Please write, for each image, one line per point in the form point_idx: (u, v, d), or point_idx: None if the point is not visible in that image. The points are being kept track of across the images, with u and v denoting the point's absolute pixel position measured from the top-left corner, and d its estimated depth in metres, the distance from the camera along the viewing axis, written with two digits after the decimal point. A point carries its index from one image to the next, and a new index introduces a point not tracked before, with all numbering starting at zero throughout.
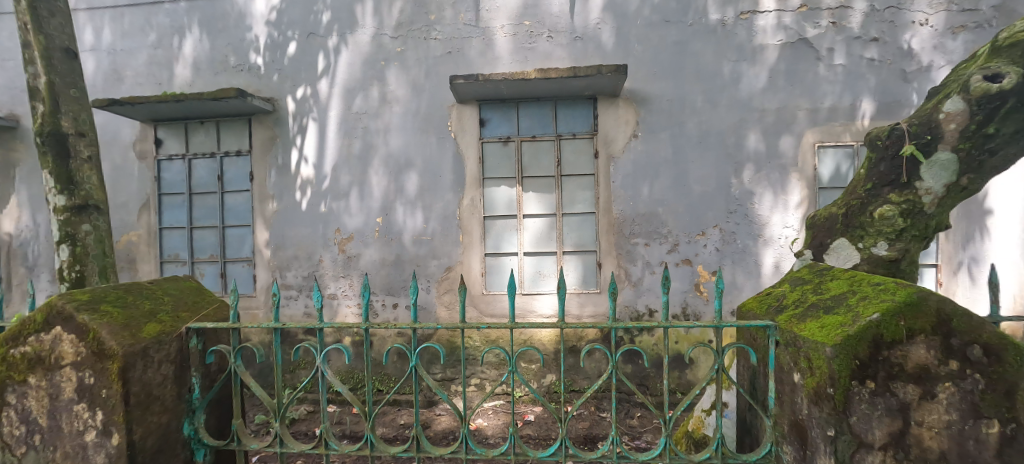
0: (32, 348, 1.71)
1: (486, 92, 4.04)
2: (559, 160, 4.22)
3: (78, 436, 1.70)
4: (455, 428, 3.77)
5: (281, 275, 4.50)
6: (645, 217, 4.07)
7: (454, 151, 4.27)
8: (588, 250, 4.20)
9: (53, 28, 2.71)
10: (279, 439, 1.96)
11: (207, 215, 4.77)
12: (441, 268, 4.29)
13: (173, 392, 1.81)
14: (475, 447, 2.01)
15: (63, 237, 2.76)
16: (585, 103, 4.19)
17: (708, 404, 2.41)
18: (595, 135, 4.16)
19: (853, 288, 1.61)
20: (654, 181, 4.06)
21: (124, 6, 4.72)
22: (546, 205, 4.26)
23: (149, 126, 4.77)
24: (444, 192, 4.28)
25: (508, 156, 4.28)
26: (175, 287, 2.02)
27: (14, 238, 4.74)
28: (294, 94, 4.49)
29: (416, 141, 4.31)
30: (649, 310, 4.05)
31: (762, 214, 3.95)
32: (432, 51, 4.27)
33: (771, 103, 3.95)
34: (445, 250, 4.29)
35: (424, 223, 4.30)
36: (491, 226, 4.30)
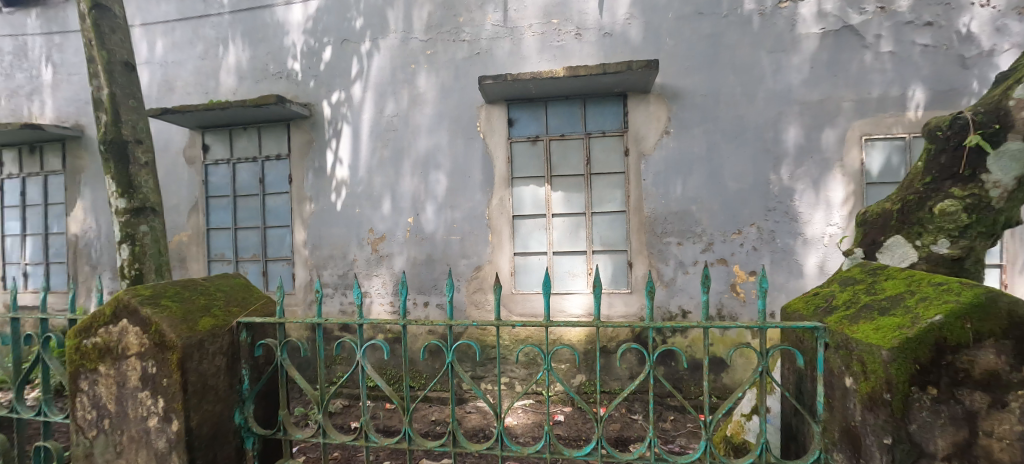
0: (101, 339, 1.85)
1: (515, 91, 4.06)
2: (588, 158, 4.21)
3: (142, 421, 1.82)
4: (486, 426, 3.82)
5: (319, 274, 4.67)
6: (678, 215, 4.01)
7: (482, 151, 4.32)
8: (618, 249, 4.17)
9: (114, 44, 2.89)
10: (322, 430, 2.04)
11: (250, 216, 4.98)
12: (471, 268, 4.35)
13: (225, 382, 1.91)
14: (510, 444, 2.02)
15: (124, 237, 2.95)
16: (614, 100, 4.16)
17: (748, 409, 2.37)
18: (626, 133, 4.12)
19: (910, 288, 1.56)
20: (687, 177, 4.00)
21: (174, 20, 4.99)
22: (576, 205, 4.24)
23: (197, 133, 5.03)
24: (473, 192, 4.33)
25: (537, 155, 4.30)
26: (225, 283, 2.13)
27: (79, 239, 5.09)
28: (330, 98, 4.64)
29: (446, 141, 4.38)
30: (682, 311, 3.99)
31: (802, 212, 3.83)
32: (460, 52, 4.33)
33: (814, 95, 3.82)
34: (474, 250, 4.34)
35: (455, 223, 4.36)
36: (519, 226, 4.32)
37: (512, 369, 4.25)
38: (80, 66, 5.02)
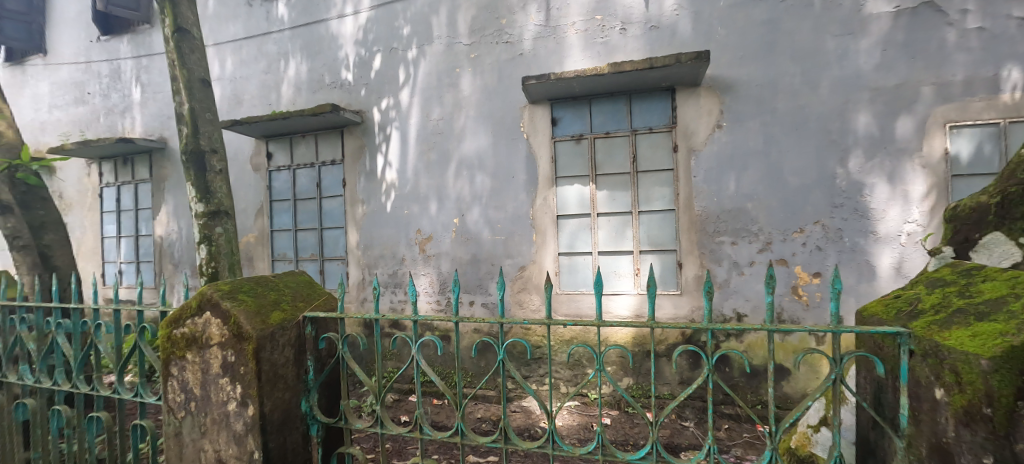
0: (188, 329, 2.06)
1: (557, 90, 4.09)
2: (634, 156, 4.18)
3: (222, 405, 2.01)
4: (532, 426, 3.89)
5: (370, 272, 4.90)
6: (732, 213, 3.92)
7: (527, 151, 4.39)
8: (666, 249, 4.11)
9: (193, 62, 3.18)
10: (380, 421, 2.15)
11: (308, 218, 5.29)
12: (516, 268, 4.42)
13: (294, 372, 2.08)
14: (562, 444, 1.99)
15: (202, 238, 3.25)
16: (662, 95, 4.12)
17: (816, 421, 2.33)
18: (674, 128, 4.07)
19: (1016, 292, 1.32)
20: (742, 173, 3.90)
21: (241, 39, 5.43)
22: (622, 204, 4.22)
23: (262, 142, 5.42)
24: (518, 192, 4.41)
25: (581, 154, 4.31)
26: (292, 279, 2.30)
27: (164, 241, 5.60)
28: (379, 105, 4.85)
29: (491, 142, 4.48)
30: (737, 314, 3.89)
31: (875, 208, 3.61)
32: (502, 54, 4.42)
33: (887, 80, 3.60)
34: (519, 249, 4.41)
35: (500, 223, 4.45)
36: (564, 225, 4.35)
37: (555, 371, 4.29)
38: (162, 83, 5.53)
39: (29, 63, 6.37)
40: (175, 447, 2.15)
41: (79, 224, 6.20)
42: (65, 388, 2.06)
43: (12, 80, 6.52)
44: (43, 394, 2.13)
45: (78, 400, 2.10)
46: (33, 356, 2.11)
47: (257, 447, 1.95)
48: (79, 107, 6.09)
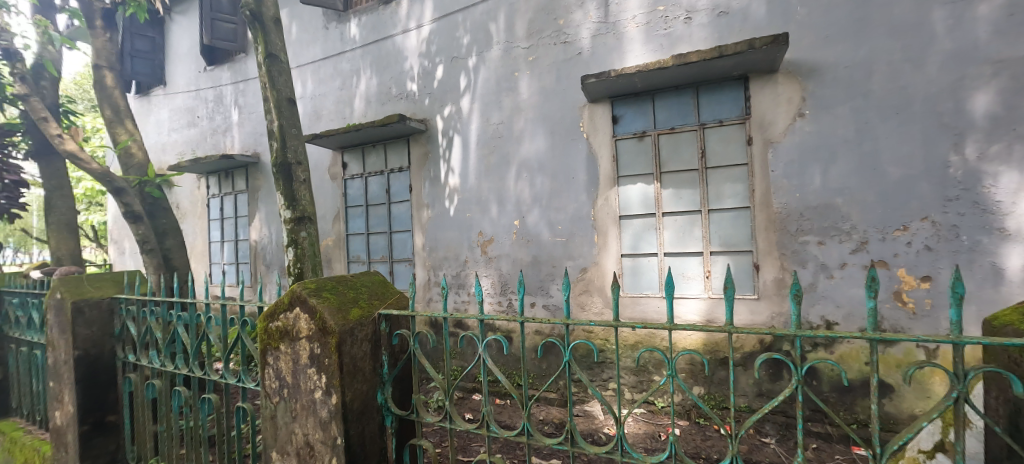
0: (282, 323, 2.33)
1: (618, 87, 4.10)
2: (703, 150, 4.04)
3: (310, 393, 2.24)
4: (598, 430, 3.91)
5: (435, 274, 5.16)
6: (817, 210, 3.61)
7: (587, 151, 4.41)
8: (741, 249, 3.91)
9: (281, 83, 3.55)
10: (448, 416, 2.12)
11: (379, 223, 5.65)
12: (577, 269, 4.45)
13: (371, 365, 2.26)
14: (631, 451, 1.69)
15: (290, 242, 3.61)
16: (734, 84, 3.94)
17: (929, 447, 2.25)
18: (748, 120, 3.88)
19: None
20: (829, 166, 3.58)
21: (320, 60, 5.98)
22: (689, 202, 4.09)
23: (338, 153, 5.90)
24: (579, 192, 4.44)
25: (644, 151, 4.26)
26: (369, 278, 2.51)
27: (257, 245, 6.22)
28: (442, 112, 5.10)
29: (551, 144, 4.53)
30: (826, 322, 3.56)
31: (1000, 201, 3.12)
32: (559, 55, 4.49)
33: (1013, 51, 3.12)
34: (580, 251, 4.43)
35: (560, 223, 4.51)
36: (627, 226, 4.30)
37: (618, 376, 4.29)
38: (254, 102, 6.16)
39: (152, 93, 7.40)
40: (272, 429, 2.42)
41: (191, 231, 7.05)
42: (183, 371, 2.38)
43: (140, 110, 7.61)
44: (167, 376, 2.47)
45: (194, 382, 2.41)
46: (160, 343, 2.46)
47: (340, 434, 2.13)
48: (189, 128, 6.94)
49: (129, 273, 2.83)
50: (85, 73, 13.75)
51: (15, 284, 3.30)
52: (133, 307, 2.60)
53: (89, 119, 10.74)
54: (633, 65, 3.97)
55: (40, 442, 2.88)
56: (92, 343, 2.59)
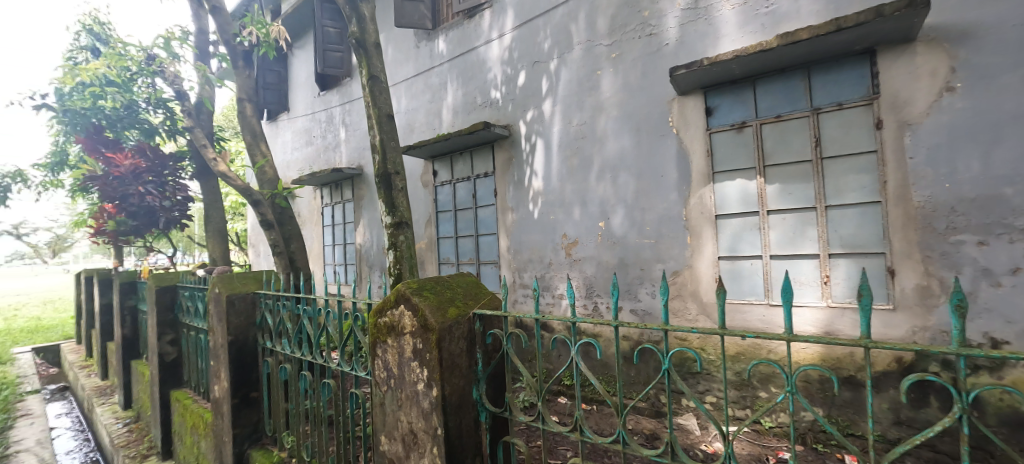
0: (389, 319, 2.37)
1: (712, 77, 3.88)
2: (817, 139, 3.61)
3: (414, 384, 2.23)
4: (696, 447, 3.71)
5: (520, 276, 5.35)
6: (976, 203, 3.05)
7: (678, 147, 4.20)
8: (868, 251, 3.43)
9: (381, 102, 3.94)
10: (540, 416, 1.93)
11: (467, 226, 5.97)
12: (668, 273, 4.25)
13: (467, 362, 2.16)
14: None
15: (390, 245, 3.99)
16: (857, 61, 3.48)
17: None
18: (876, 100, 3.40)
19: None
20: (992, 149, 3.01)
21: (412, 77, 6.51)
22: (801, 198, 3.68)
23: (429, 163, 6.35)
24: (668, 191, 4.24)
25: (744, 143, 3.94)
26: (464, 280, 2.44)
27: (362, 248, 6.87)
28: (525, 117, 5.26)
29: (636, 141, 4.42)
30: (992, 341, 2.99)
31: None
32: (644, 48, 4.36)
33: None
34: (671, 254, 4.23)
35: (648, 224, 4.37)
36: (725, 226, 4.00)
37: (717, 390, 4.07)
38: (358, 120, 6.82)
39: (277, 118, 8.56)
40: (381, 414, 2.45)
41: (308, 237, 7.99)
42: (309, 357, 2.73)
43: (269, 133, 8.81)
44: (296, 361, 2.85)
45: (316, 368, 2.75)
46: (290, 332, 2.86)
47: (439, 425, 2.07)
48: (305, 146, 7.86)
49: (265, 271, 3.35)
50: (232, 104, 16.33)
51: (188, 280, 4.04)
52: (270, 300, 3.06)
53: (234, 142, 12.74)
54: (729, 51, 3.73)
55: (203, 411, 3.48)
56: (240, 330, 3.10)
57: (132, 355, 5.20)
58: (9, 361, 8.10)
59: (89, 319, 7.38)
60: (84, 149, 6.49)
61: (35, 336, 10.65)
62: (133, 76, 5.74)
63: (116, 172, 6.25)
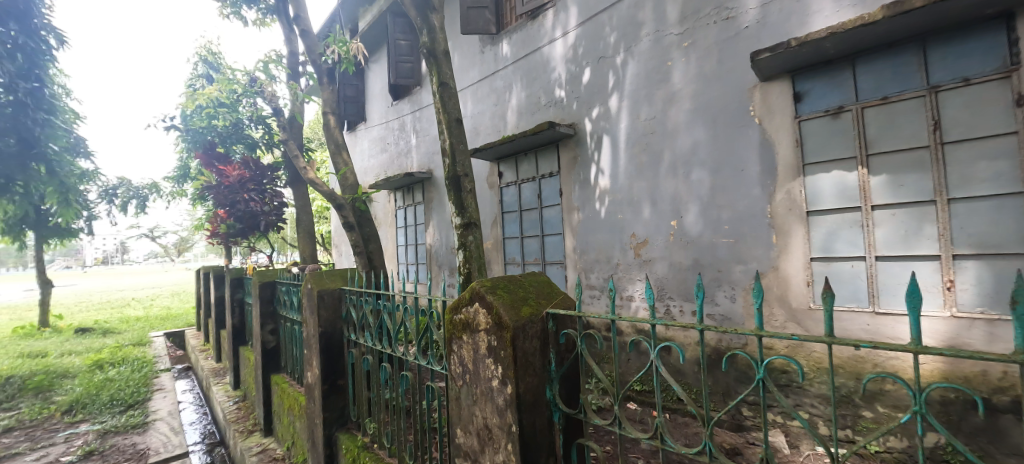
0: (463, 315, 2.10)
1: (802, 58, 3.57)
2: (936, 121, 3.21)
3: (488, 381, 1.95)
4: None
5: (587, 276, 5.33)
6: None
7: (761, 138, 3.92)
8: (1006, 252, 3.00)
9: (450, 107, 4.11)
10: (617, 420, 1.65)
11: (532, 226, 6.04)
12: (749, 275, 3.97)
13: (540, 362, 1.86)
14: None
15: (460, 245, 4.15)
16: (988, 28, 3.04)
17: None
18: (1015, 72, 2.95)
19: None
20: None
21: (478, 81, 6.71)
22: (916, 191, 3.28)
23: (495, 164, 6.51)
24: (750, 187, 3.96)
25: (842, 130, 3.58)
26: (536, 278, 2.10)
27: (432, 248, 7.16)
28: (590, 115, 5.24)
29: (711, 134, 4.19)
30: None
31: None
32: (719, 35, 4.14)
33: None
34: (752, 254, 3.96)
35: (727, 223, 4.09)
36: (820, 223, 3.65)
37: (810, 405, 3.64)
38: (428, 126, 7.13)
39: (356, 127, 9.18)
40: (456, 407, 2.24)
41: (384, 237, 8.47)
42: (388, 350, 2.90)
43: (348, 141, 9.47)
44: (376, 352, 3.06)
45: (394, 360, 2.91)
46: (372, 326, 3.07)
47: (513, 422, 1.81)
48: (380, 153, 8.34)
49: (350, 270, 3.66)
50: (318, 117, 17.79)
51: (285, 277, 4.52)
52: (354, 296, 3.31)
53: (319, 152, 13.86)
54: (822, 29, 3.41)
55: (298, 395, 3.83)
56: (329, 323, 3.39)
57: (240, 341, 5.82)
58: (146, 344, 9.41)
59: (206, 309, 8.40)
60: (203, 163, 7.42)
61: (166, 323, 12.31)
62: (238, 98, 6.38)
63: (226, 182, 7.04)
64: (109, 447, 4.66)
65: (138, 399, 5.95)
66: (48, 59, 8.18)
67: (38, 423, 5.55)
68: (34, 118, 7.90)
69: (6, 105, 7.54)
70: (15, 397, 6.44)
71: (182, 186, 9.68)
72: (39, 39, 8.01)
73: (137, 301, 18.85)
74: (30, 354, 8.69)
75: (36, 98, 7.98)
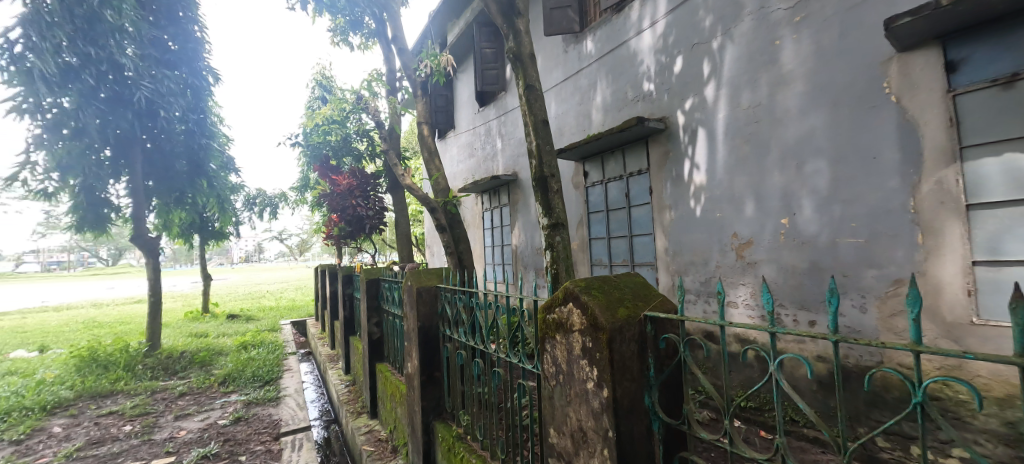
0: (556, 315, 2.06)
1: (954, 20, 3.03)
2: None
3: (582, 383, 1.90)
4: None
5: (681, 278, 5.04)
6: None
7: (899, 119, 3.39)
8: None
9: (536, 107, 4.11)
10: (727, 437, 1.49)
11: (620, 226, 5.86)
12: (884, 281, 3.45)
13: (638, 366, 1.77)
14: None
15: (548, 246, 4.14)
16: None
17: None
18: None
19: None
20: None
21: (562, 81, 6.67)
22: None
23: (580, 164, 6.41)
24: (884, 177, 3.45)
25: (1016, 103, 2.98)
26: (631, 278, 2.01)
27: (518, 249, 7.24)
28: (683, 107, 4.94)
29: (830, 118, 3.74)
30: None
31: None
32: (837, 6, 3.69)
33: None
34: (888, 257, 3.43)
35: (854, 221, 3.60)
36: (985, 218, 3.06)
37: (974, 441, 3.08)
38: (513, 129, 7.21)
39: (445, 134, 9.59)
40: (549, 407, 2.21)
41: (472, 239, 8.72)
42: (480, 347, 2.95)
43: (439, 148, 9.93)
44: (469, 347, 3.13)
45: (486, 357, 2.95)
46: (464, 322, 3.14)
47: (609, 427, 1.74)
48: (468, 158, 8.62)
49: (445, 268, 3.76)
50: (416, 128, 18.90)
51: (388, 275, 4.84)
52: (448, 293, 3.42)
53: (413, 160, 14.72)
54: None
55: (399, 383, 4.05)
56: (425, 318, 3.54)
57: (350, 332, 6.31)
58: (277, 330, 10.66)
59: (322, 303, 9.30)
60: (320, 174, 8.51)
61: (290, 313, 13.82)
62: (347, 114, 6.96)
63: (338, 190, 7.79)
64: (252, 415, 5.30)
65: (273, 376, 6.73)
66: (208, 94, 9.41)
67: (202, 390, 6.48)
68: (201, 144, 9.40)
69: (181, 133, 9.09)
70: (186, 368, 7.60)
71: (302, 195, 10.83)
72: (202, 78, 9.26)
73: (268, 294, 21.47)
74: (195, 334, 10.25)
75: (202, 126, 9.42)
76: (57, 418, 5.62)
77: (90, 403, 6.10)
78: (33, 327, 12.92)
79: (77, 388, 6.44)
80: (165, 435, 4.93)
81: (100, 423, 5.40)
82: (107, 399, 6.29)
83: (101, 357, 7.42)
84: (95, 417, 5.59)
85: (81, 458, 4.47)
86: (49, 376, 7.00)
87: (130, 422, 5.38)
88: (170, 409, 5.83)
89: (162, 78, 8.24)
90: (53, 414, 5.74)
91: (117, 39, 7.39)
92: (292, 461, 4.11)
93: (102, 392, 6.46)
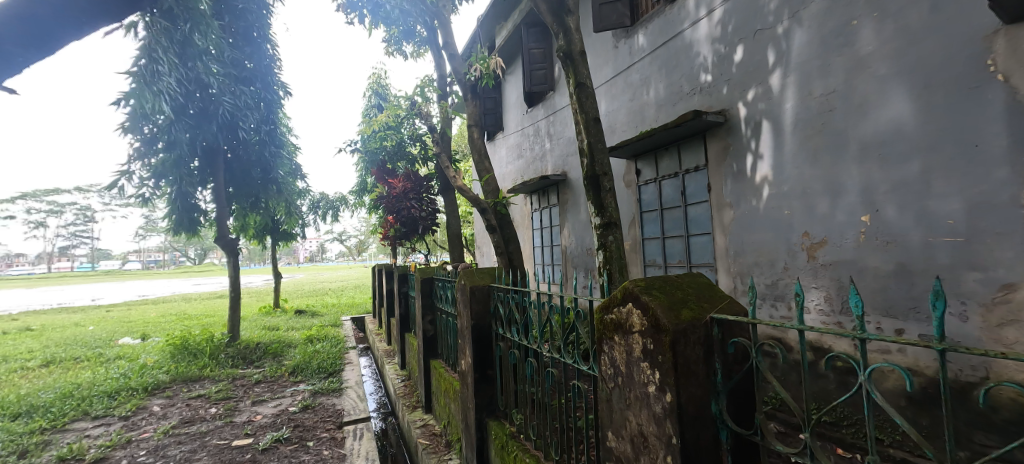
0: (614, 315, 2.00)
1: None
2: None
3: (643, 386, 1.83)
4: None
5: (744, 280, 4.78)
6: None
7: (1007, 101, 3.02)
8: None
9: (588, 106, 4.03)
10: (808, 451, 1.37)
11: (675, 225, 5.65)
12: (986, 285, 3.10)
13: (704, 370, 1.68)
14: None
15: (600, 245, 4.06)
16: None
17: None
18: None
19: None
20: None
21: (613, 77, 6.53)
22: None
23: (632, 162, 6.25)
24: (987, 167, 3.10)
25: None
26: (695, 279, 1.91)
27: (568, 249, 7.16)
28: (745, 98, 4.69)
29: (918, 104, 3.42)
30: None
31: None
32: None
33: None
34: (993, 258, 3.07)
35: (953, 218, 3.25)
36: None
37: None
38: (562, 128, 7.14)
39: (495, 135, 9.68)
40: (606, 410, 2.15)
41: (522, 239, 8.71)
42: (533, 347, 2.92)
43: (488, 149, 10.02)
44: (522, 347, 3.10)
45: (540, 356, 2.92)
46: (517, 321, 3.13)
47: (673, 433, 1.66)
48: (518, 159, 8.63)
49: (499, 268, 3.78)
50: (464, 132, 19.24)
51: (441, 274, 4.91)
52: (501, 292, 3.43)
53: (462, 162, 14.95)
54: None
55: (453, 379, 4.11)
56: (478, 317, 3.57)
57: (406, 328, 6.50)
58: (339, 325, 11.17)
59: (379, 301, 9.64)
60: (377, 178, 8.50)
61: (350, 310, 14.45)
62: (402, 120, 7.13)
63: (394, 192, 7.93)
64: (319, 404, 5.57)
65: (336, 368, 7.06)
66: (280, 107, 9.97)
67: (275, 378, 6.92)
68: (271, 152, 10.03)
69: (255, 143, 9.76)
70: (260, 358, 8.13)
71: (360, 197, 11.29)
72: (273, 92, 9.78)
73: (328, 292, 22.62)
74: (268, 327, 10.96)
75: (273, 137, 10.05)
76: (156, 398, 6.17)
77: (182, 386, 6.65)
78: (134, 317, 14.32)
79: (172, 373, 7.05)
80: (244, 418, 5.28)
81: (192, 405, 5.87)
82: (196, 383, 6.83)
83: (191, 345, 8.08)
84: (187, 399, 6.09)
85: (177, 434, 4.88)
86: (150, 360, 7.73)
87: (215, 405, 5.81)
88: (248, 394, 6.25)
89: (240, 93, 8.85)
90: (153, 395, 6.30)
91: (204, 60, 7.95)
92: (355, 449, 4.27)
93: (192, 376, 7.02)
